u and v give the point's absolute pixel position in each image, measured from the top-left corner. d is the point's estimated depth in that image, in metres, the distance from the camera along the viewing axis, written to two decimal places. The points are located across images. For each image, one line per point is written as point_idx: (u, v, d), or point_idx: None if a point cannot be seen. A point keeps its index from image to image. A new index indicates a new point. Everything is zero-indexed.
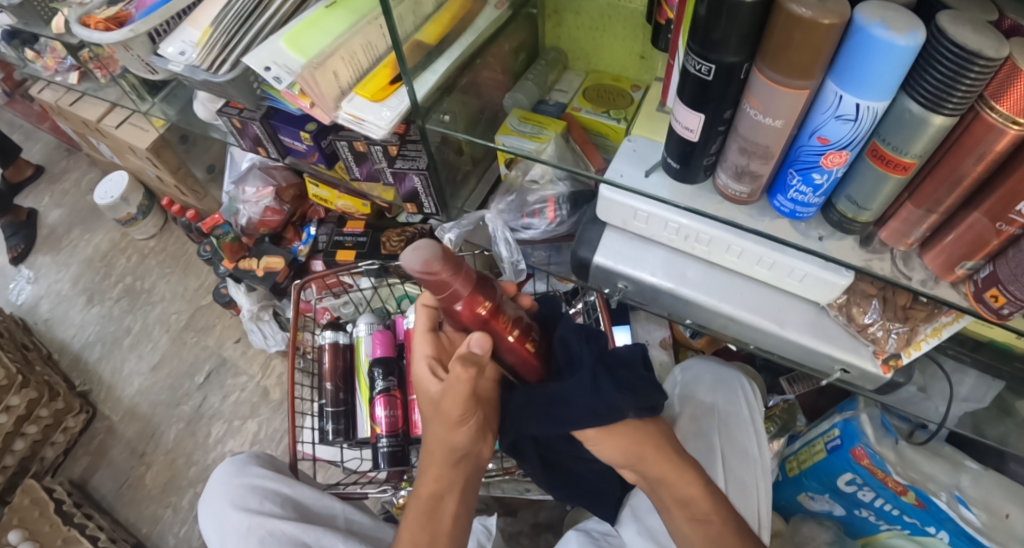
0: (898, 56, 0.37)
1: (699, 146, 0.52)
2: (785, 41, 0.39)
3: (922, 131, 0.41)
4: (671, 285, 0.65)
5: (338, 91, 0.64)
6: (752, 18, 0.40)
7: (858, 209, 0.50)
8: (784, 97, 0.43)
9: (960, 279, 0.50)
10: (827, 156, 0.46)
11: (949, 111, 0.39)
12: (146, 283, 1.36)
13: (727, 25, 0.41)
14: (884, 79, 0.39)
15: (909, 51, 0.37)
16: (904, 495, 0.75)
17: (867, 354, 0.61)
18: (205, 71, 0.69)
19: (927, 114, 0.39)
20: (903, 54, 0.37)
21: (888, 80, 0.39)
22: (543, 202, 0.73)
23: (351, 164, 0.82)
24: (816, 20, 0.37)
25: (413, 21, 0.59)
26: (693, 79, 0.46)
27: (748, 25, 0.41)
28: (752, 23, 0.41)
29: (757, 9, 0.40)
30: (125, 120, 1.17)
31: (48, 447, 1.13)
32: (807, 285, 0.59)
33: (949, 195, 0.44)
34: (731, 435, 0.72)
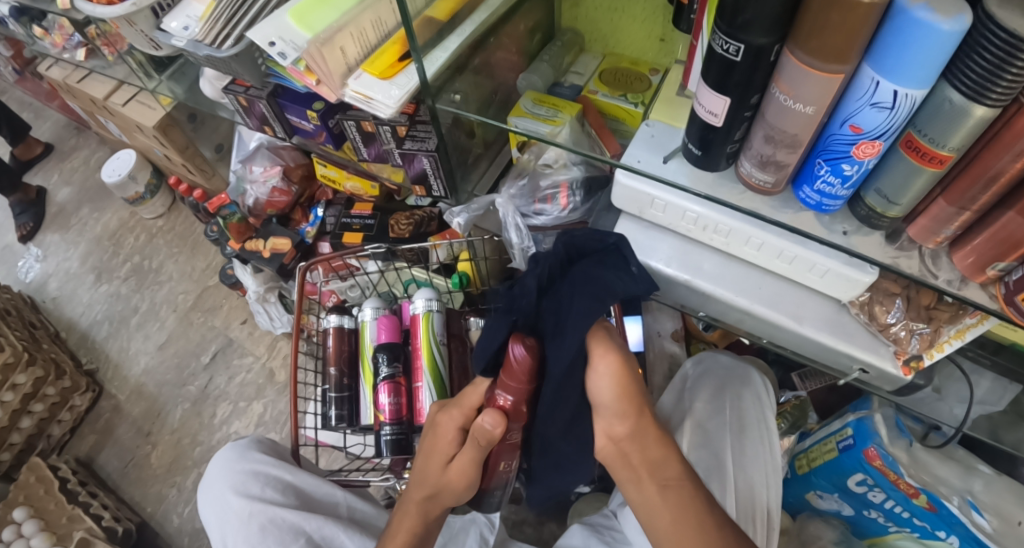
0: (941, 41, 0.35)
1: (722, 133, 0.49)
2: (821, 22, 0.37)
3: (962, 123, 0.38)
4: (686, 277, 0.62)
5: (346, 68, 0.62)
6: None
7: (887, 203, 0.48)
8: (816, 82, 0.41)
9: (990, 280, 0.48)
10: (858, 146, 0.44)
11: (992, 102, 0.36)
12: (154, 262, 1.35)
13: (760, 3, 0.38)
14: (925, 66, 0.37)
15: (953, 35, 0.35)
16: (915, 498, 0.73)
17: (887, 355, 0.58)
18: (208, 46, 0.67)
19: (968, 104, 0.37)
20: (947, 39, 0.35)
21: (928, 67, 0.37)
22: (556, 188, 0.70)
23: (359, 145, 0.80)
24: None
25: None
26: (718, 62, 0.44)
27: (780, 5, 0.38)
28: (783, 1, 0.38)
29: None
30: (132, 98, 1.16)
31: (55, 425, 1.14)
32: (828, 280, 0.57)
33: (986, 192, 0.42)
34: (744, 429, 0.71)
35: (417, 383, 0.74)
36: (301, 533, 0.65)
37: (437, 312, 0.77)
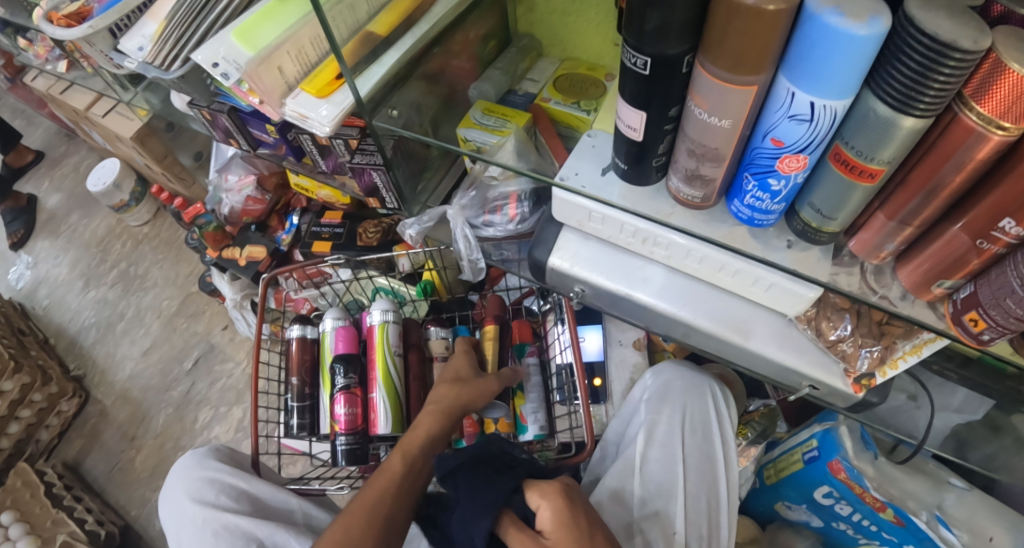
0: (857, 46, 0.33)
1: (647, 146, 0.48)
2: (727, 30, 0.36)
3: (891, 134, 0.37)
4: (628, 290, 0.61)
5: (285, 88, 0.62)
6: (689, 8, 0.37)
7: (823, 219, 0.46)
8: (729, 94, 0.39)
9: (938, 298, 0.46)
10: (783, 160, 0.43)
11: (920, 112, 0.35)
12: (140, 268, 1.37)
13: (664, 13, 0.37)
14: (841, 76, 0.35)
15: (870, 41, 0.33)
16: (882, 512, 0.72)
17: (838, 373, 0.57)
18: (156, 68, 0.67)
19: (895, 115, 0.36)
20: (863, 44, 0.33)
21: (846, 77, 0.35)
22: (505, 198, 0.70)
23: (317, 157, 0.79)
24: (760, 6, 0.34)
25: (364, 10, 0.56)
26: (631, 76, 0.43)
27: (686, 15, 0.37)
28: (688, 12, 0.37)
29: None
30: (112, 109, 1.17)
31: (43, 430, 1.16)
32: (773, 295, 0.55)
33: (926, 206, 0.40)
34: (704, 453, 0.71)
35: (372, 393, 0.75)
36: (252, 540, 0.66)
37: (393, 323, 0.78)
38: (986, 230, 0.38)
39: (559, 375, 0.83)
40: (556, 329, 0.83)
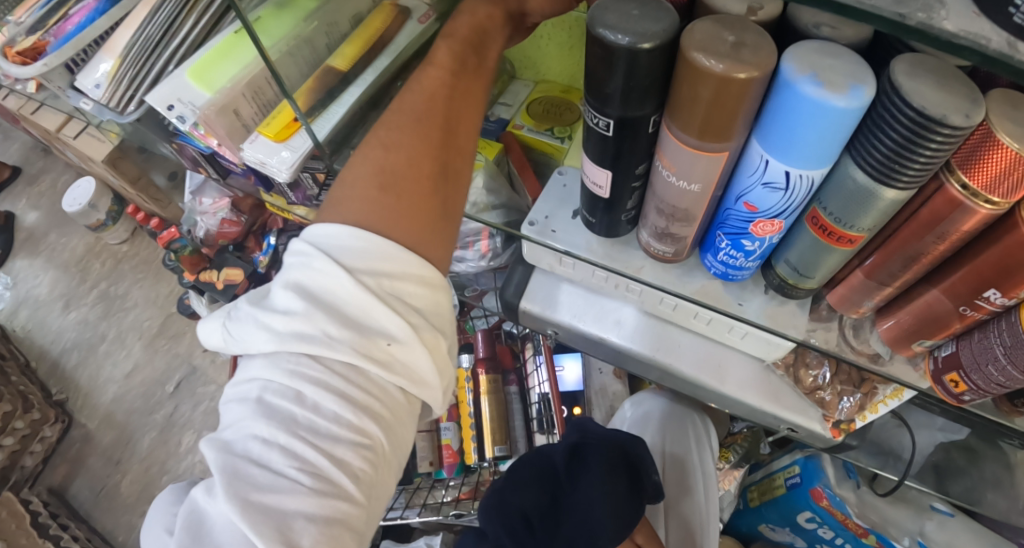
0: (835, 118, 0.31)
1: (614, 202, 0.48)
2: (694, 99, 0.34)
3: (871, 203, 0.35)
4: (602, 334, 0.60)
5: (242, 131, 0.60)
6: (652, 70, 0.34)
7: (799, 276, 0.45)
8: (696, 158, 0.38)
9: (918, 354, 0.45)
10: (757, 224, 0.42)
11: (904, 184, 0.33)
12: (120, 289, 1.35)
13: (626, 78, 0.35)
14: (817, 146, 0.33)
15: (850, 112, 0.31)
16: (865, 537, 0.71)
17: (816, 416, 0.57)
18: (112, 110, 0.65)
19: (875, 185, 0.34)
20: (841, 116, 0.31)
21: (822, 147, 0.33)
22: (476, 235, 0.68)
23: (285, 190, 0.76)
24: (728, 74, 0.31)
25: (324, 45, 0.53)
26: (595, 135, 0.41)
27: (650, 76, 0.35)
28: (653, 74, 0.35)
29: (657, 61, 0.34)
30: (83, 131, 1.14)
31: (27, 456, 1.14)
32: (749, 342, 0.54)
33: (905, 269, 0.39)
34: (681, 484, 0.71)
35: None
36: None
37: None
38: (970, 297, 0.37)
39: (539, 404, 0.80)
40: (535, 359, 0.81)
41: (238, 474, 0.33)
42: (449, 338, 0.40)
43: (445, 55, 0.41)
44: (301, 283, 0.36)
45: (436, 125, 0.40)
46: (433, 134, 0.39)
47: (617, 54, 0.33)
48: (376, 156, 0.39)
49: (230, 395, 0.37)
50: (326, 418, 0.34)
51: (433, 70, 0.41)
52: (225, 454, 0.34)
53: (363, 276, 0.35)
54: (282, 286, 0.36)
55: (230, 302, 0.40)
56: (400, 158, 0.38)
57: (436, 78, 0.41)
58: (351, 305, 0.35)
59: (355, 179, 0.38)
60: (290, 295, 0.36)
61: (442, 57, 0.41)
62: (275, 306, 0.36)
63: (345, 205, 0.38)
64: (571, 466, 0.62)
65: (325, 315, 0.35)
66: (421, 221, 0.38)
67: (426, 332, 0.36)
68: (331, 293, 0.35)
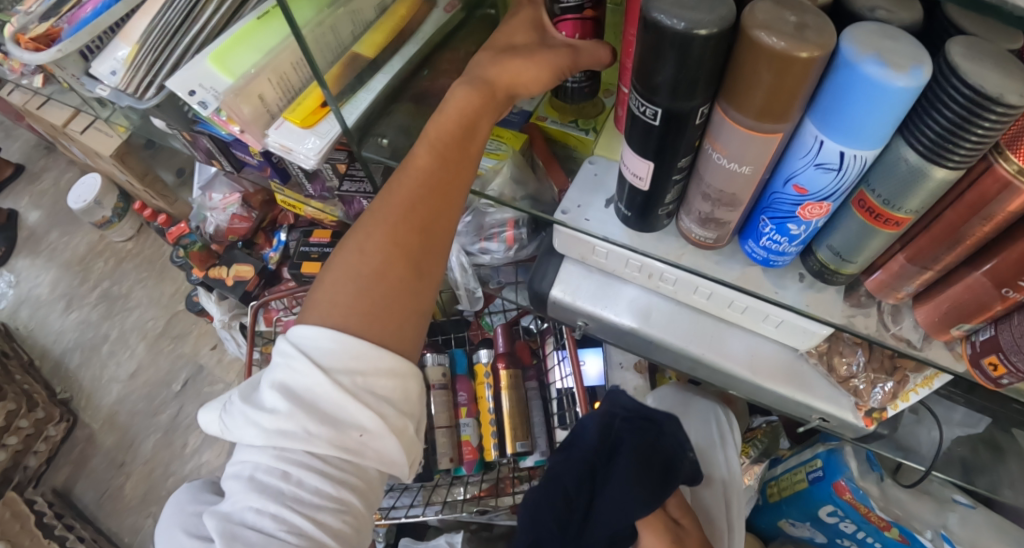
0: (893, 99, 0.31)
1: (653, 196, 0.46)
2: (753, 83, 0.34)
3: (920, 184, 0.35)
4: (634, 324, 0.59)
5: (268, 117, 0.59)
6: (704, 60, 0.34)
7: (841, 261, 0.44)
8: (750, 139, 0.37)
9: (956, 339, 0.45)
10: (805, 207, 0.41)
11: (954, 164, 0.33)
12: (123, 288, 1.33)
13: (676, 68, 0.34)
14: (874, 128, 0.33)
15: (908, 93, 0.30)
16: (887, 531, 0.71)
17: (848, 405, 0.56)
18: (130, 96, 0.63)
19: (926, 165, 0.34)
20: (901, 96, 0.31)
21: (879, 128, 0.33)
22: (501, 225, 0.67)
23: (303, 181, 0.75)
24: (790, 53, 0.31)
25: (350, 32, 0.52)
26: (639, 125, 0.41)
27: (705, 64, 0.34)
28: (707, 62, 0.34)
29: (710, 52, 0.33)
30: (90, 126, 1.12)
31: (30, 457, 1.13)
32: (784, 331, 0.54)
33: (948, 253, 0.38)
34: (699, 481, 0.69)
35: None
36: None
37: None
38: (1012, 279, 0.36)
39: (559, 399, 0.80)
40: (555, 353, 0.80)
41: (235, 538, 0.40)
42: (417, 418, 0.46)
43: (425, 154, 0.46)
44: (285, 383, 0.42)
45: (416, 222, 0.45)
46: (407, 238, 0.45)
47: (671, 38, 0.33)
48: (364, 260, 0.44)
49: (226, 474, 0.44)
50: (309, 491, 0.41)
51: (416, 167, 0.46)
52: (225, 523, 0.41)
53: (340, 376, 0.41)
54: (269, 385, 0.42)
55: (228, 390, 0.47)
56: (382, 263, 0.44)
57: (414, 176, 0.46)
58: (327, 401, 0.41)
59: (344, 275, 0.44)
60: (276, 395, 0.41)
61: (419, 165, 0.46)
62: (262, 403, 0.42)
63: (327, 308, 0.43)
64: (604, 445, 0.63)
65: (305, 413, 0.41)
66: (393, 320, 0.44)
67: (393, 419, 0.42)
68: (311, 391, 0.41)
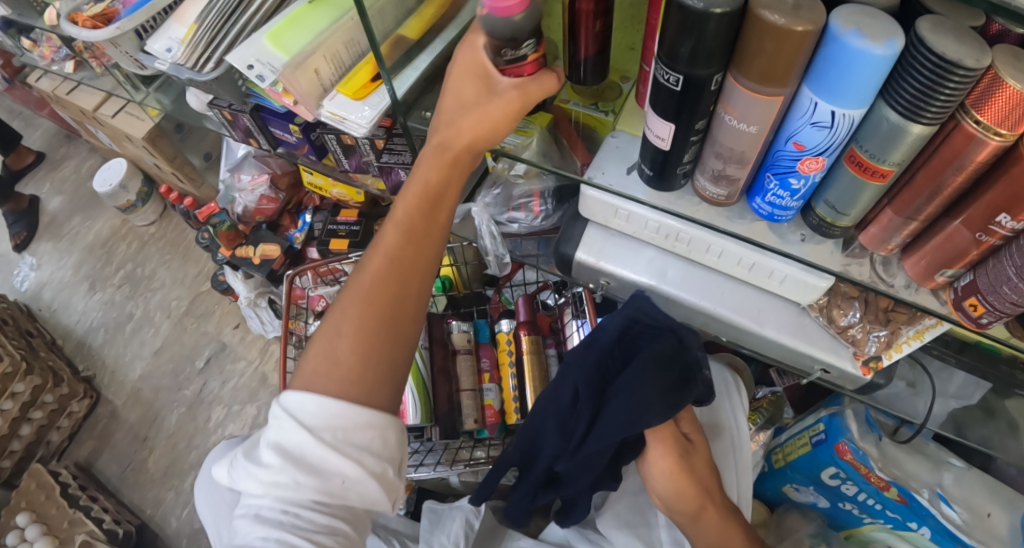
0: (874, 65, 0.37)
1: (673, 154, 0.51)
2: (758, 52, 0.39)
3: (901, 139, 0.40)
4: (652, 282, 0.65)
5: (321, 90, 0.63)
6: (718, 34, 0.39)
7: (837, 214, 0.50)
8: (757, 103, 0.43)
9: (941, 286, 0.51)
10: (804, 162, 0.46)
11: (928, 120, 0.38)
12: (146, 270, 1.37)
13: (695, 40, 0.40)
14: (860, 90, 0.39)
15: (886, 60, 0.36)
16: (887, 491, 0.77)
17: (847, 355, 0.62)
18: (190, 69, 0.69)
19: (905, 123, 0.39)
20: (880, 63, 0.36)
21: (864, 90, 0.39)
22: (528, 196, 0.72)
23: (339, 156, 0.81)
24: (788, 27, 0.37)
25: (394, 16, 0.57)
26: (664, 91, 0.46)
27: (718, 39, 0.40)
28: (720, 37, 0.40)
29: (722, 28, 0.39)
30: (120, 109, 1.16)
31: (54, 432, 1.16)
32: (788, 286, 0.60)
33: (929, 203, 0.44)
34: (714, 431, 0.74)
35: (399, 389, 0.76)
36: None
37: None
38: (985, 224, 0.42)
39: None
40: (574, 322, 0.84)
41: None
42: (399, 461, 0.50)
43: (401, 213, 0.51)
44: (279, 442, 0.46)
45: (384, 298, 0.49)
46: (377, 313, 0.49)
47: (692, 13, 0.39)
48: (332, 350, 0.48)
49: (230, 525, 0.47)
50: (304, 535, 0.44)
51: (369, 272, 0.50)
52: None
53: (323, 432, 0.46)
54: (265, 445, 0.46)
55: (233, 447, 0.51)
56: (347, 352, 0.48)
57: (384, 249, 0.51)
58: (317, 460, 0.45)
59: (313, 371, 0.48)
60: (272, 453, 0.46)
61: (374, 264, 0.51)
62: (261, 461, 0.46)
63: (315, 380, 0.48)
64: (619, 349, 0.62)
65: (296, 469, 0.45)
66: (370, 389, 0.48)
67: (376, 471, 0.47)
68: (303, 450, 0.46)
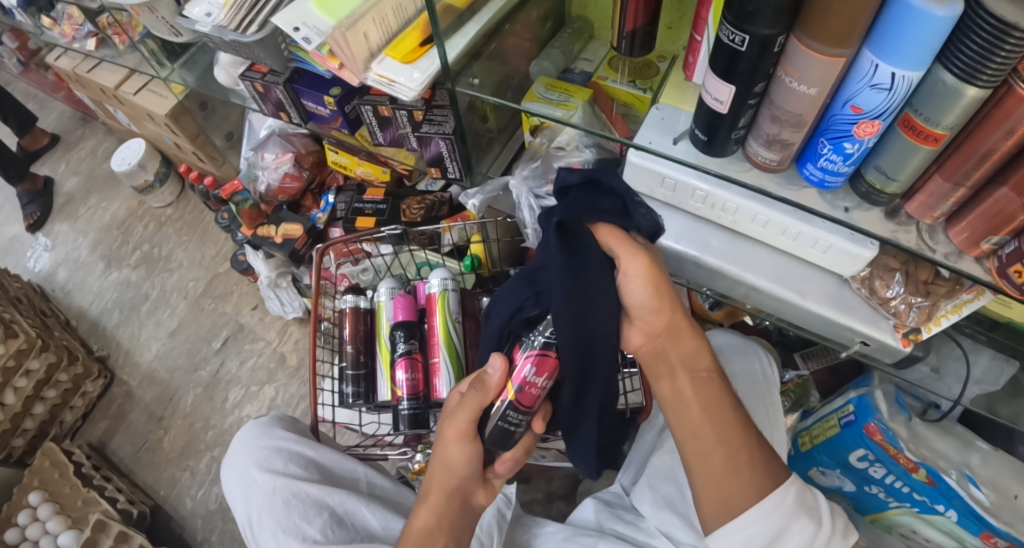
0: (935, 27, 0.36)
1: (728, 119, 0.51)
2: (824, 9, 0.38)
3: (955, 103, 0.39)
4: (694, 253, 0.66)
5: (369, 53, 0.64)
6: None
7: (886, 179, 0.49)
8: (819, 65, 0.41)
9: (985, 254, 0.49)
10: (859, 126, 0.45)
11: (984, 83, 0.37)
12: (163, 250, 1.36)
13: None
14: (921, 49, 0.37)
15: (946, 22, 0.35)
16: (914, 473, 0.77)
17: (888, 327, 0.62)
18: (233, 31, 0.69)
19: (961, 86, 0.38)
20: (940, 25, 0.35)
21: (927, 49, 0.37)
22: (567, 170, 0.74)
23: (375, 129, 0.81)
24: None
25: None
26: (725, 51, 0.45)
27: None
28: None
29: None
30: (143, 87, 1.15)
31: (67, 411, 1.15)
32: (831, 256, 0.60)
33: (978, 167, 0.42)
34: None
35: (433, 358, 0.76)
36: (323, 507, 0.70)
37: (451, 290, 0.79)
38: None
39: None
40: None
41: None
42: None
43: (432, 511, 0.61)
44: None
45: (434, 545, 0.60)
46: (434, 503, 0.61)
47: None
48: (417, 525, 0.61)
49: None
50: None
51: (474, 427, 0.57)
52: None
53: None
54: None
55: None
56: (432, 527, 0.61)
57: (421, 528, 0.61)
58: None
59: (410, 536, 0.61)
60: None
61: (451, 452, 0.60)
62: None
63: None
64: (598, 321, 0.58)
65: None
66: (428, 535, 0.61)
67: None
68: None
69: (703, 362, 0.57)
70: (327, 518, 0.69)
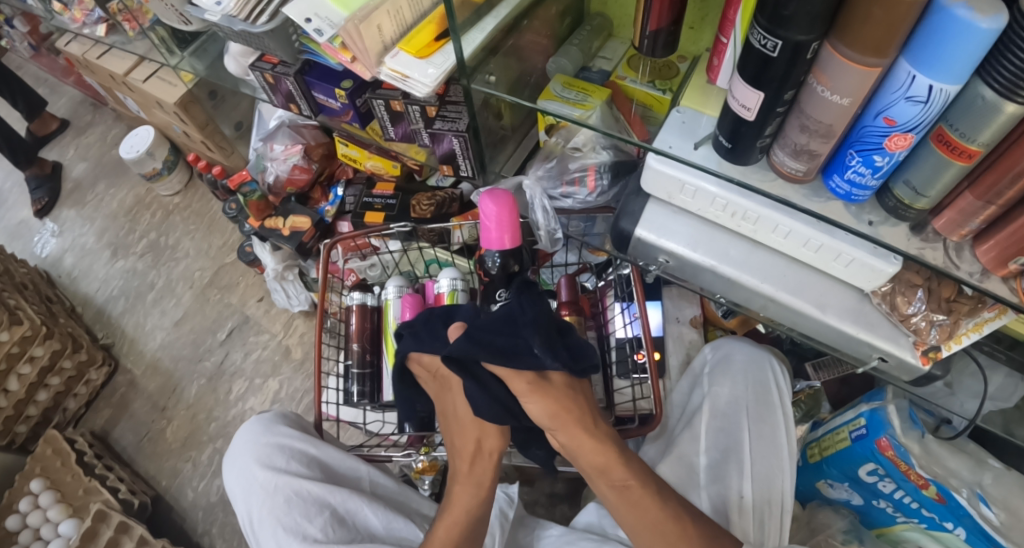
0: (978, 40, 0.34)
1: (754, 126, 0.49)
2: (863, 18, 0.36)
3: (994, 120, 0.37)
4: (712, 263, 0.65)
5: (382, 46, 0.62)
6: None
7: (915, 195, 0.47)
8: (854, 75, 0.39)
9: (1012, 274, 0.48)
10: (891, 138, 0.43)
11: None
12: (170, 239, 1.36)
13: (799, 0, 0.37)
14: (964, 62, 0.35)
15: (990, 35, 0.33)
16: (925, 489, 0.75)
17: (906, 344, 0.60)
18: (242, 21, 0.68)
19: (1001, 102, 0.36)
20: (984, 38, 0.34)
21: (969, 62, 0.35)
22: (583, 171, 0.73)
23: (386, 124, 0.79)
24: None
25: None
26: (755, 55, 0.43)
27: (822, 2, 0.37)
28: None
29: None
30: (152, 74, 1.14)
31: (71, 398, 1.15)
32: (852, 270, 0.58)
33: (1011, 187, 0.40)
34: (726, 449, 0.72)
35: None
36: (325, 506, 0.69)
37: (461, 291, 0.78)
38: None
39: (619, 349, 0.82)
40: (619, 305, 0.84)
41: None
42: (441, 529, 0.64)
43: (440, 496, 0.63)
44: None
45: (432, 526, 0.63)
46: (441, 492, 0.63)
47: None
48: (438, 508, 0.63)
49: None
50: None
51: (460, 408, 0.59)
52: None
53: None
54: None
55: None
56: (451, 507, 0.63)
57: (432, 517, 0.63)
58: None
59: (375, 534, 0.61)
60: None
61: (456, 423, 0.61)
62: None
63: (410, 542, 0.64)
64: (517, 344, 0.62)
65: None
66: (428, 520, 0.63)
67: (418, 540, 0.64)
68: None
69: (620, 472, 0.59)
70: (328, 518, 0.68)
